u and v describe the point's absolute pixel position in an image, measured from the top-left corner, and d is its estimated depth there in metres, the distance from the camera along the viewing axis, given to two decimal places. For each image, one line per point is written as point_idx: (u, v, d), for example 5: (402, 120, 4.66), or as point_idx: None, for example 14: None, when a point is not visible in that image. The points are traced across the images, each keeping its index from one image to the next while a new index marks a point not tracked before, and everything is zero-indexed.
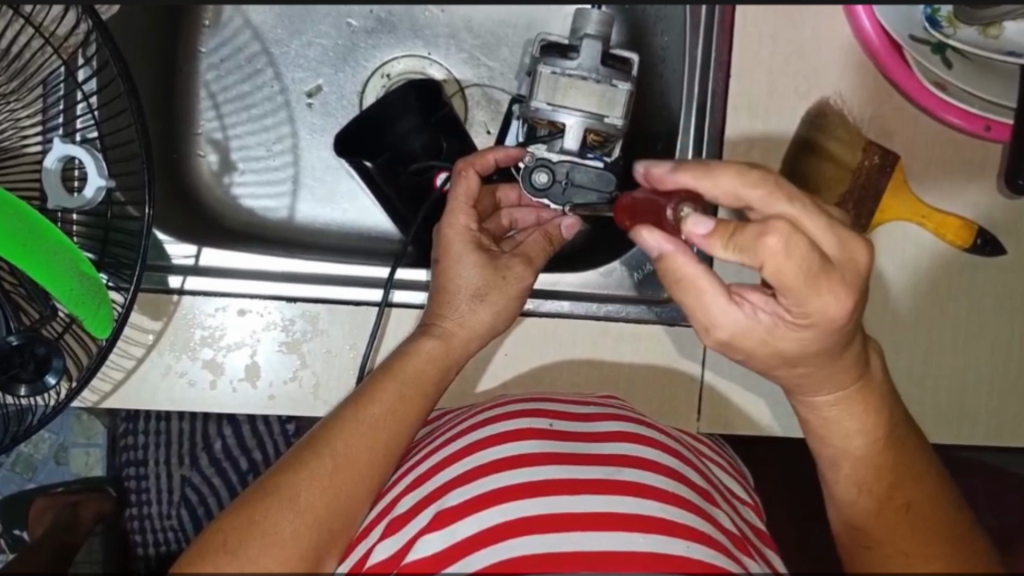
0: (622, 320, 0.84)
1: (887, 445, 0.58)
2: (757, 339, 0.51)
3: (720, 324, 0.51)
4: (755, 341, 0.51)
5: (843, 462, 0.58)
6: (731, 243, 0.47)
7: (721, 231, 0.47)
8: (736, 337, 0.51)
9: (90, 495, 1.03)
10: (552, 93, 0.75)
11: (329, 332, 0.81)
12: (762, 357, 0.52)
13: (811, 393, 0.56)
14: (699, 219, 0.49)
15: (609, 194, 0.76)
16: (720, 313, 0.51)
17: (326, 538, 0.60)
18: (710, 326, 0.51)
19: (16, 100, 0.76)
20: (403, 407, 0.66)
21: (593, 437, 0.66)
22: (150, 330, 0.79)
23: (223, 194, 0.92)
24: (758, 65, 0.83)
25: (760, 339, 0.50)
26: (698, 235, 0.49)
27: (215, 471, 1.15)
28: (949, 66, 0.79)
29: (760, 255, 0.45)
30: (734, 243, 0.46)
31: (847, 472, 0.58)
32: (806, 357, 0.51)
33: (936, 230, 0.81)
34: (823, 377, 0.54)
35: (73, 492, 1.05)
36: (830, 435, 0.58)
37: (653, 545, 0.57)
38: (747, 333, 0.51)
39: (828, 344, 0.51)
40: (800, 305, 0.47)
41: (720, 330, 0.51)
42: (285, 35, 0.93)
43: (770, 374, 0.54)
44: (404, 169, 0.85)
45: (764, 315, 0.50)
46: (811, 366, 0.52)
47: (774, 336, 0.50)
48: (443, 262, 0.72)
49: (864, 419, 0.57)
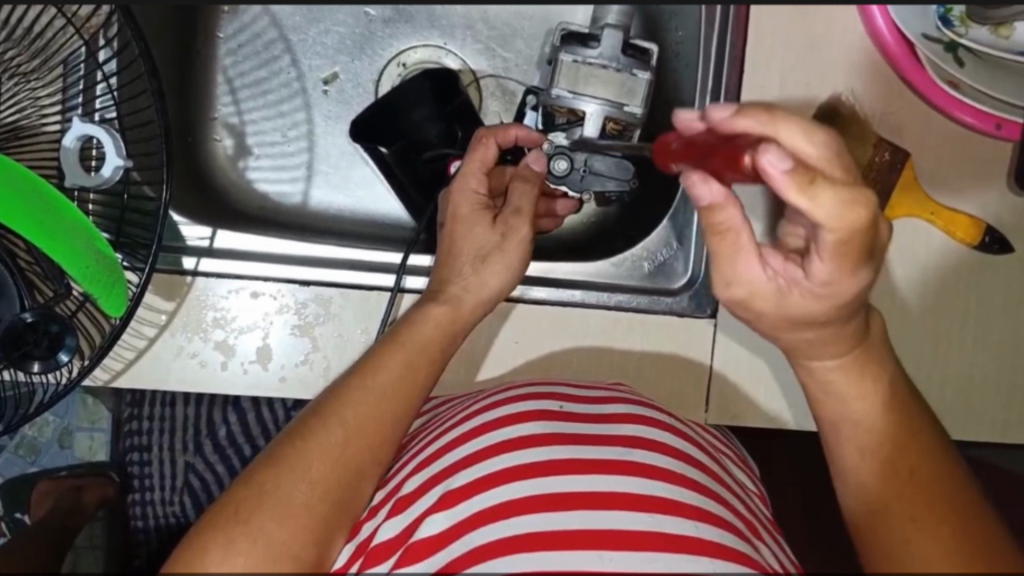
0: (633, 310, 0.84)
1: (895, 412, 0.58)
2: (781, 295, 0.51)
3: (750, 267, 0.52)
4: (777, 303, 0.52)
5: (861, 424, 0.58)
6: (808, 193, 0.42)
7: (799, 178, 0.42)
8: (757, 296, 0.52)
9: (91, 479, 1.04)
10: (574, 81, 0.78)
11: (341, 316, 0.81)
12: (781, 320, 0.53)
13: (819, 360, 0.56)
14: (776, 151, 0.42)
15: (626, 181, 0.79)
16: (745, 265, 0.52)
17: (334, 511, 0.60)
18: (747, 273, 0.52)
19: (36, 78, 0.78)
20: (411, 373, 0.66)
21: (602, 419, 0.67)
22: (162, 310, 0.80)
23: (238, 178, 0.92)
24: (772, 60, 0.84)
25: (781, 295, 0.51)
26: (772, 170, 0.42)
27: (218, 458, 1.14)
28: (961, 64, 0.80)
29: (838, 215, 0.43)
30: (814, 195, 0.42)
31: (856, 437, 0.56)
32: (839, 318, 0.51)
33: (946, 228, 0.82)
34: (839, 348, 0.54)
35: (75, 476, 1.05)
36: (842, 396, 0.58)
37: (659, 525, 0.58)
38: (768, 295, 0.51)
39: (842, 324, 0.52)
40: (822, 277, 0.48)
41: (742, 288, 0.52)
42: (303, 22, 0.94)
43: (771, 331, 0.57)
44: (418, 157, 0.86)
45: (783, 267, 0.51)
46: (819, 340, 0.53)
47: (797, 292, 0.51)
48: (450, 225, 0.73)
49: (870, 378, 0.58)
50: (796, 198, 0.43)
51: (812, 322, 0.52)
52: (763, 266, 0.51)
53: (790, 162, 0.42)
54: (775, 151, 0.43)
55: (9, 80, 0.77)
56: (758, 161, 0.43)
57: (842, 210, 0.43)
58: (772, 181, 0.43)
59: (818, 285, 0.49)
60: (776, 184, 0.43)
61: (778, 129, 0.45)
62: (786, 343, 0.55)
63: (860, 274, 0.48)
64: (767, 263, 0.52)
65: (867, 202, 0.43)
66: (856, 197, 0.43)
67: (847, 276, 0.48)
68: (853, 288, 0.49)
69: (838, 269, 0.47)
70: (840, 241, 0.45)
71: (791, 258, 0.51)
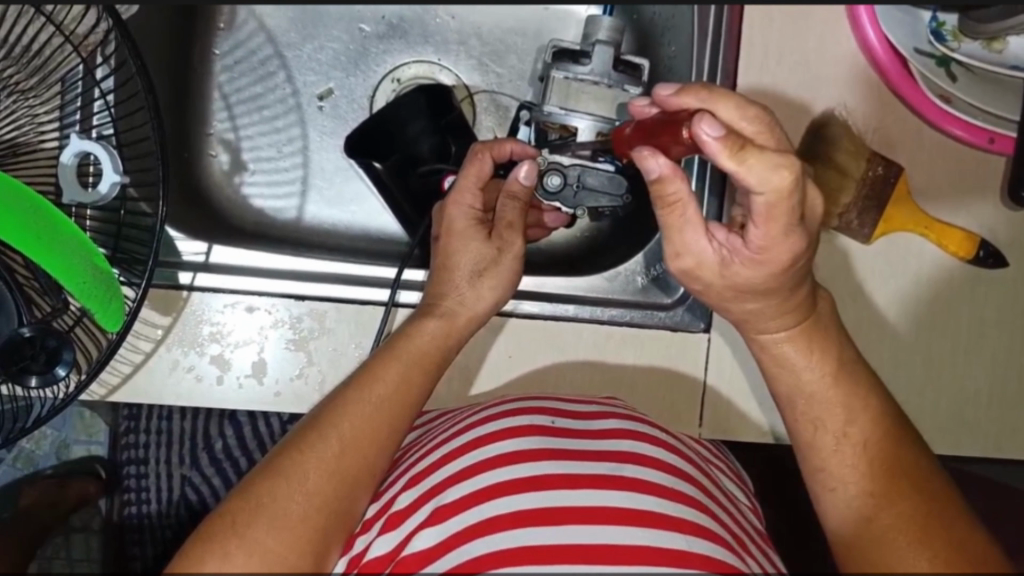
0: (627, 324, 0.85)
1: (846, 386, 0.61)
2: (725, 264, 0.58)
3: (698, 241, 0.58)
4: (721, 272, 0.58)
5: (810, 396, 0.61)
6: (738, 158, 0.49)
7: (730, 143, 0.49)
8: (705, 265, 0.58)
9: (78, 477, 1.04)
10: (565, 97, 0.80)
11: (335, 331, 0.82)
12: (726, 289, 0.59)
13: (768, 330, 0.61)
14: (710, 120, 0.49)
15: (618, 197, 0.78)
16: (694, 241, 0.58)
17: (332, 524, 0.59)
18: (694, 245, 0.58)
19: (34, 96, 0.78)
20: (406, 389, 0.66)
21: (593, 435, 0.67)
22: (158, 325, 0.80)
23: (234, 193, 0.93)
24: (765, 75, 0.84)
25: (724, 263, 0.58)
26: (705, 136, 0.49)
27: (214, 471, 1.11)
28: (953, 79, 0.81)
29: (765, 180, 0.49)
30: (742, 159, 0.49)
31: (809, 409, 0.61)
32: (782, 285, 0.57)
33: (937, 240, 0.82)
34: (781, 312, 0.60)
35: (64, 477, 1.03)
36: (792, 372, 0.62)
37: (650, 539, 0.58)
38: (714, 263, 0.58)
39: (789, 277, 0.57)
40: (770, 250, 0.54)
41: (691, 258, 0.58)
42: (297, 38, 0.95)
43: (723, 305, 0.61)
44: (413, 171, 0.87)
45: (727, 241, 0.57)
46: (765, 302, 0.59)
47: (739, 262, 0.57)
48: (445, 239, 0.74)
49: (825, 356, 0.61)
50: (726, 160, 0.50)
51: (761, 290, 0.58)
52: (711, 241, 0.58)
53: (721, 129, 0.49)
54: (708, 120, 0.50)
55: (7, 97, 0.77)
56: (694, 131, 0.50)
57: (772, 173, 0.49)
58: (707, 147, 0.50)
59: (755, 252, 0.55)
60: (710, 150, 0.50)
61: (716, 105, 0.54)
62: (736, 315, 0.62)
63: (792, 238, 0.53)
64: (713, 237, 0.58)
65: (792, 165, 0.49)
66: (782, 162, 0.49)
67: (780, 241, 0.53)
68: (787, 255, 0.54)
69: (772, 235, 0.53)
70: (771, 205, 0.51)
71: (734, 232, 0.58)
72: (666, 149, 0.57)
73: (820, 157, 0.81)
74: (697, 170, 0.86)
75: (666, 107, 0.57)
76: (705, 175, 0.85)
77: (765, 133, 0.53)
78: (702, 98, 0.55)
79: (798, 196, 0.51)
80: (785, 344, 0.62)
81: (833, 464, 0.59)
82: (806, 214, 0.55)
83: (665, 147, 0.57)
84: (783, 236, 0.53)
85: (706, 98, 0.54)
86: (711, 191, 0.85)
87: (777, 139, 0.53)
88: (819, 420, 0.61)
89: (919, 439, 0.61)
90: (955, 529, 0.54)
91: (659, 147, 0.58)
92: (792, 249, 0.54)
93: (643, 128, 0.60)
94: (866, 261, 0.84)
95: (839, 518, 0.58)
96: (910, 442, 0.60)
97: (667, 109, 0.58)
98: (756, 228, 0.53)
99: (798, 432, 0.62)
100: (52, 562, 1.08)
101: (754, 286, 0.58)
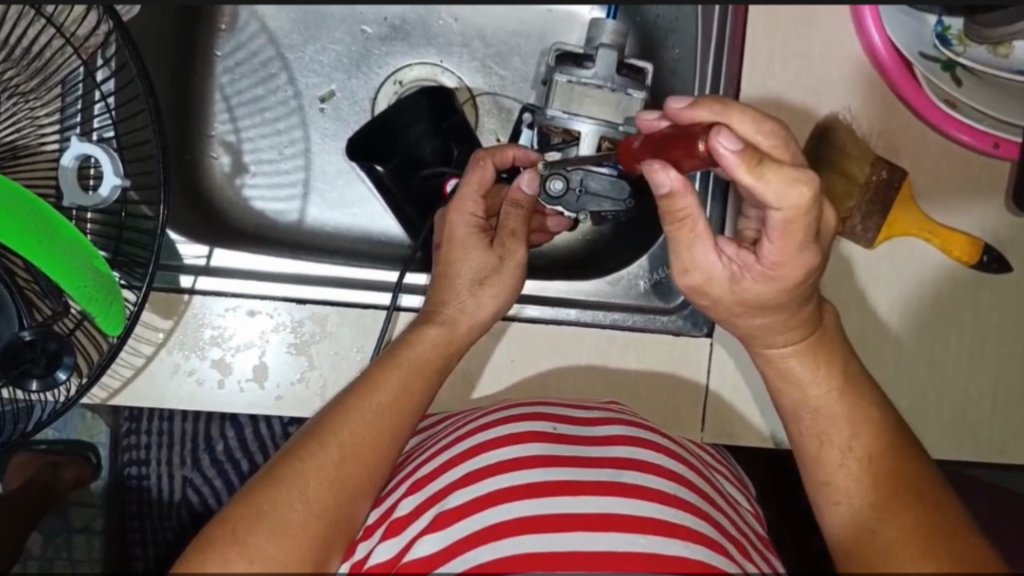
0: (628, 328, 0.85)
1: (850, 400, 0.61)
2: (736, 280, 0.58)
3: (708, 257, 0.57)
4: (731, 289, 0.58)
5: (816, 410, 0.61)
6: (756, 172, 0.49)
7: (747, 158, 0.49)
8: (713, 281, 0.58)
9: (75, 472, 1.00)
10: (569, 101, 0.79)
11: (336, 334, 0.82)
12: (735, 305, 0.59)
13: (773, 345, 0.61)
14: (727, 133, 0.49)
15: (622, 201, 0.78)
16: (702, 256, 0.57)
17: (332, 531, 0.59)
18: (703, 262, 0.58)
19: (35, 98, 0.77)
20: (408, 396, 0.66)
21: (595, 441, 0.66)
22: (160, 328, 0.80)
23: (235, 195, 0.93)
24: (770, 80, 0.84)
25: (734, 280, 0.58)
26: (722, 150, 0.49)
27: (216, 473, 1.07)
28: (958, 83, 0.81)
29: (780, 193, 0.49)
30: (760, 173, 0.49)
31: (816, 424, 0.61)
32: (791, 302, 0.57)
33: (941, 245, 0.82)
34: (789, 327, 0.60)
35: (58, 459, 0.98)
36: (797, 385, 0.62)
37: (653, 546, 0.57)
38: (724, 279, 0.58)
39: (797, 297, 0.57)
40: (786, 267, 0.54)
41: (699, 274, 0.58)
42: (299, 40, 0.95)
43: (731, 322, 0.61)
44: (414, 174, 0.86)
45: (738, 258, 0.57)
46: (774, 318, 0.59)
47: (750, 278, 0.57)
48: (447, 246, 0.73)
49: (831, 370, 0.61)
50: (744, 174, 0.49)
51: (771, 306, 0.58)
52: (719, 257, 0.57)
53: (739, 142, 0.49)
54: (725, 133, 0.49)
55: (8, 99, 0.76)
56: (710, 143, 0.49)
57: (790, 190, 0.49)
58: (724, 161, 0.49)
59: (769, 267, 0.55)
60: (727, 163, 0.49)
61: (730, 117, 0.54)
62: (743, 329, 0.62)
63: (807, 254, 0.53)
64: (723, 252, 0.58)
65: (810, 180, 0.49)
66: (800, 178, 0.49)
67: (795, 257, 0.53)
68: (802, 269, 0.54)
69: (788, 250, 0.53)
70: (787, 222, 0.51)
71: (744, 247, 0.58)
72: (677, 162, 0.56)
73: (825, 160, 0.81)
74: (700, 179, 0.86)
75: (678, 121, 0.57)
76: (708, 179, 0.85)
77: (780, 147, 0.53)
78: (716, 111, 0.54)
79: (816, 213, 0.51)
80: (792, 358, 0.61)
81: (839, 478, 0.59)
82: (820, 232, 0.55)
83: (676, 161, 0.56)
84: (798, 252, 0.53)
85: (720, 111, 0.54)
86: (715, 199, 0.85)
87: (792, 153, 0.54)
88: (826, 434, 0.60)
89: (924, 450, 0.61)
90: (960, 537, 0.54)
91: (670, 161, 0.56)
92: (803, 266, 0.54)
93: (652, 143, 0.59)
94: (870, 265, 0.84)
95: (841, 526, 0.58)
96: (915, 453, 0.60)
97: (680, 122, 0.57)
98: (771, 244, 0.53)
99: (804, 445, 0.61)
100: (53, 563, 1.06)
101: (763, 302, 0.57)
